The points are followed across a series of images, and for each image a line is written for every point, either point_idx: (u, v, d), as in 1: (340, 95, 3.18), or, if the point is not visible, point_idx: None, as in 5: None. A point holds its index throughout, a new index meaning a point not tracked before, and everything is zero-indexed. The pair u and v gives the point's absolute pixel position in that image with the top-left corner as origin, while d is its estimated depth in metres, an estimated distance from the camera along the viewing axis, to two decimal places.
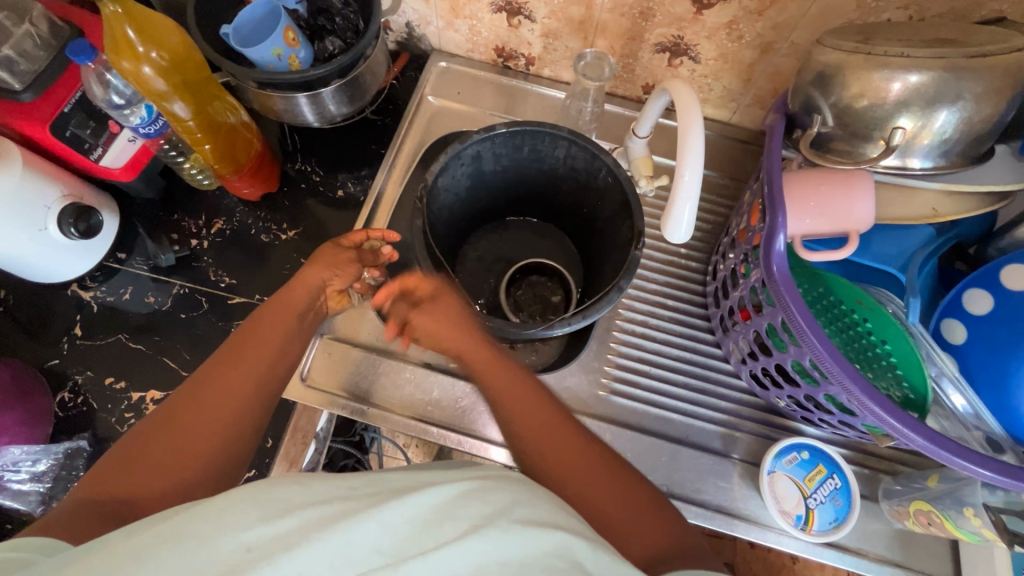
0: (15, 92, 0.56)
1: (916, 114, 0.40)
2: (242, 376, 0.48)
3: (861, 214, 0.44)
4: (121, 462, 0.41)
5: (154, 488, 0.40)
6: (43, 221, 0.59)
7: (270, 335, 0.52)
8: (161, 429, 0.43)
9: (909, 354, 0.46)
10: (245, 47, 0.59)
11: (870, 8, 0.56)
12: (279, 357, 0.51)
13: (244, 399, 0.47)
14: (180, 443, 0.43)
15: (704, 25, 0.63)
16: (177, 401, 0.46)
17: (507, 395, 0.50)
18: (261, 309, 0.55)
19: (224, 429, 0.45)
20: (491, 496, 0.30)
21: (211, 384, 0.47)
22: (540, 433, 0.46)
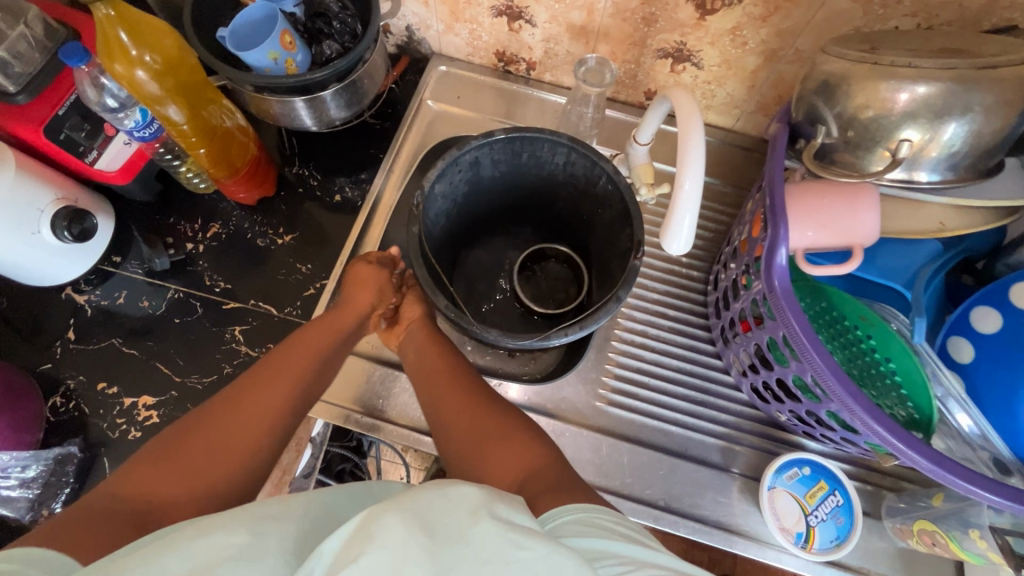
0: (9, 94, 0.56)
1: (924, 126, 0.39)
2: (279, 390, 0.49)
3: (865, 228, 0.43)
4: (151, 463, 0.42)
5: (169, 493, 0.40)
6: (36, 225, 0.59)
7: (310, 350, 0.54)
8: (197, 432, 0.45)
9: (917, 380, 0.45)
10: (242, 51, 0.58)
11: (877, 15, 0.55)
12: (314, 376, 0.53)
13: (277, 414, 0.48)
14: (212, 449, 0.44)
15: (707, 31, 0.62)
16: (216, 407, 0.47)
17: (434, 380, 0.55)
18: (306, 328, 0.56)
19: (250, 441, 0.45)
20: (447, 501, 0.31)
21: (252, 393, 0.48)
22: (459, 415, 0.51)
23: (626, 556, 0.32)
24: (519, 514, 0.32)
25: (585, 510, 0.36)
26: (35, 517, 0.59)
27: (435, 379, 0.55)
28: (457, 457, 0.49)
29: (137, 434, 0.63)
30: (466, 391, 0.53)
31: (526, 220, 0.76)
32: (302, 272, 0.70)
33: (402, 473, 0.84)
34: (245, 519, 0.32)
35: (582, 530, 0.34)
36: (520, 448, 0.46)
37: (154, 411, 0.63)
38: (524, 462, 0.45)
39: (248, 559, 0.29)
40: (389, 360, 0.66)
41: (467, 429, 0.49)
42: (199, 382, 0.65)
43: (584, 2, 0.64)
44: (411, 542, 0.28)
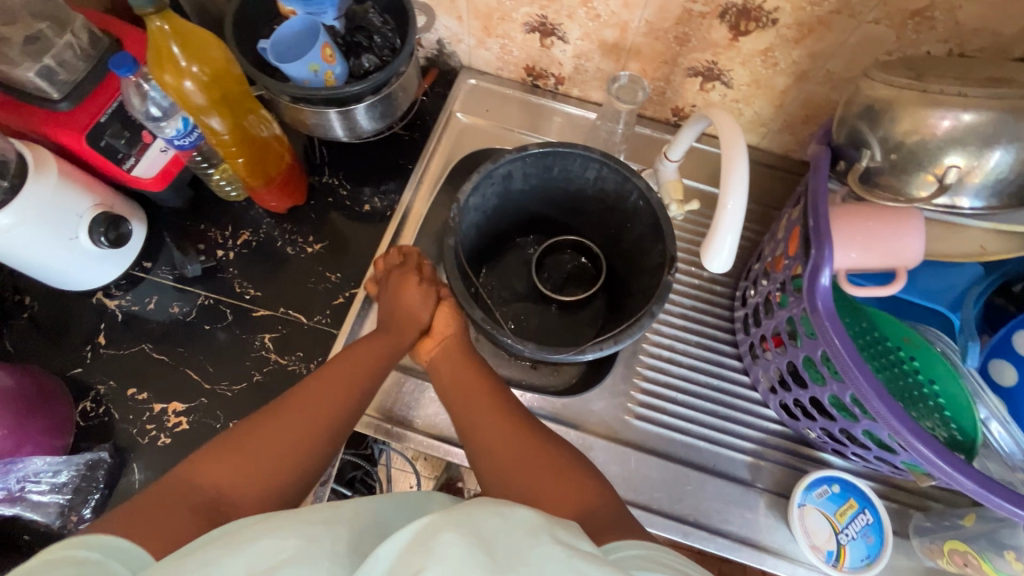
0: (53, 101, 0.57)
1: (969, 154, 0.39)
2: (338, 392, 0.51)
3: (910, 251, 0.44)
4: (216, 455, 0.43)
5: (228, 480, 0.42)
6: (74, 230, 0.59)
7: (368, 358, 0.55)
8: (261, 426, 0.46)
9: (960, 399, 0.46)
10: (284, 63, 0.59)
11: (909, 40, 0.56)
12: (371, 380, 0.54)
13: (332, 415, 0.49)
14: (272, 439, 0.45)
15: (739, 52, 0.63)
16: (278, 406, 0.48)
17: (468, 391, 0.54)
18: (365, 340, 0.57)
19: (308, 439, 0.46)
20: (505, 517, 0.31)
21: (313, 393, 0.50)
22: (492, 432, 0.50)
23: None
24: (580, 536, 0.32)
25: (641, 546, 0.37)
26: (64, 523, 0.59)
27: (468, 390, 0.55)
28: (489, 470, 0.48)
29: (167, 440, 0.63)
30: (501, 409, 0.53)
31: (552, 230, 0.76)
32: (331, 281, 0.71)
33: (412, 480, 0.84)
34: (299, 523, 0.32)
35: (641, 564, 0.35)
36: (555, 474, 0.46)
37: (184, 417, 0.64)
38: (569, 487, 0.45)
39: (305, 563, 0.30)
40: (419, 371, 0.67)
41: (500, 446, 0.49)
42: (228, 389, 0.65)
43: (618, 21, 0.65)
44: (470, 556, 0.28)
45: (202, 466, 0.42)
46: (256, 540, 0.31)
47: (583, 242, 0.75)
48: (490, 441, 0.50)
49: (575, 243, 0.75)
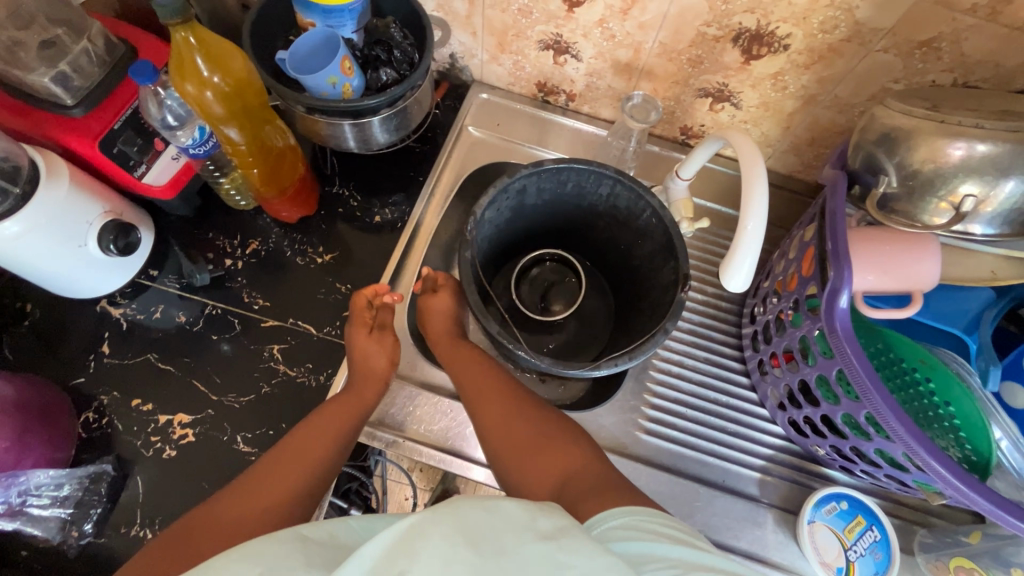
0: (67, 107, 0.56)
1: (984, 182, 0.41)
2: (302, 458, 0.51)
3: (926, 276, 0.46)
4: (185, 529, 0.43)
5: (240, 503, 0.45)
6: (84, 237, 0.58)
7: (334, 423, 0.55)
8: (226, 500, 0.46)
9: (975, 420, 0.47)
10: (303, 74, 0.59)
11: (916, 69, 0.58)
12: (340, 440, 0.54)
13: (298, 482, 0.49)
14: (238, 508, 0.45)
15: (750, 75, 0.65)
16: (244, 480, 0.48)
17: (485, 409, 0.54)
18: (326, 406, 0.57)
19: (274, 505, 0.46)
20: (488, 513, 0.31)
21: (277, 465, 0.50)
22: (508, 440, 0.52)
23: (679, 559, 0.33)
24: (570, 519, 0.32)
25: (627, 514, 0.37)
26: (65, 537, 0.58)
27: (481, 406, 0.55)
28: (514, 477, 0.49)
29: (172, 453, 0.62)
30: (510, 414, 0.53)
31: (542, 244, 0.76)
32: (341, 292, 0.70)
33: (408, 492, 0.82)
34: (272, 544, 0.32)
35: (624, 533, 0.35)
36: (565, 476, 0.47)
37: (190, 429, 0.62)
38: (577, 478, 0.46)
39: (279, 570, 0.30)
40: (429, 384, 0.67)
41: (517, 449, 0.51)
42: (236, 401, 0.64)
43: (632, 41, 0.66)
44: (452, 556, 0.28)
45: (170, 541, 0.42)
46: (237, 557, 0.31)
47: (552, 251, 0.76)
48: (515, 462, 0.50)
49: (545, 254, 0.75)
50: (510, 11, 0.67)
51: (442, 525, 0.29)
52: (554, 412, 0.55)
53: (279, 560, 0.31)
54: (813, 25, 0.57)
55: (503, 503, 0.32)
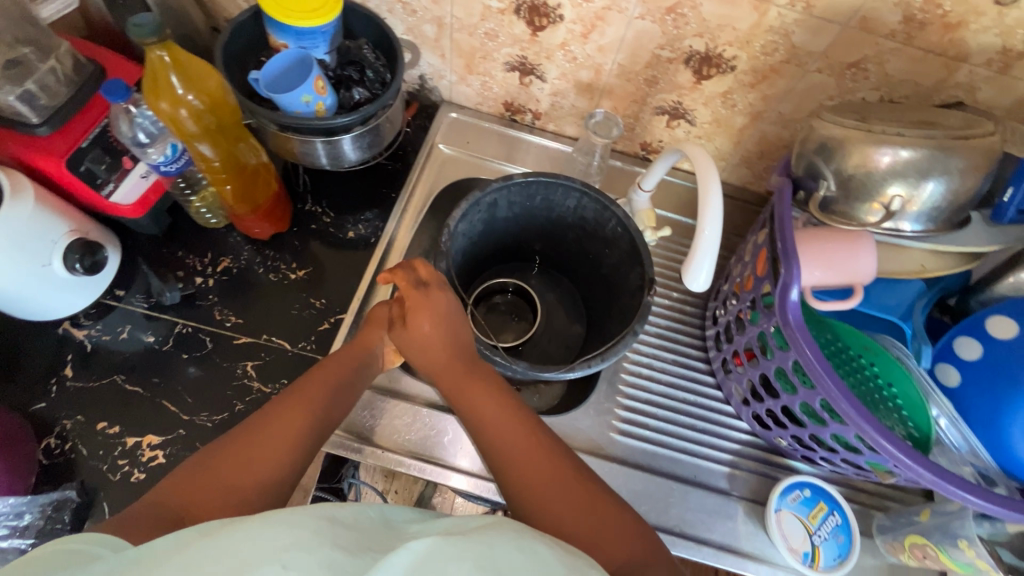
0: (31, 125, 0.56)
1: (908, 184, 0.46)
2: (298, 417, 0.48)
3: (864, 269, 0.50)
4: (186, 480, 0.42)
5: (208, 485, 0.41)
6: (48, 257, 0.57)
7: (329, 387, 0.52)
8: (225, 453, 0.44)
9: (916, 400, 0.52)
10: (276, 92, 0.60)
11: (848, 87, 0.64)
12: (338, 400, 0.52)
13: (302, 434, 0.47)
14: (239, 470, 0.43)
15: (702, 93, 0.70)
16: (245, 429, 0.46)
17: (481, 412, 0.51)
18: (311, 374, 0.53)
19: (276, 464, 0.44)
20: (517, 545, 0.33)
21: (279, 416, 0.47)
22: (499, 436, 0.48)
23: None
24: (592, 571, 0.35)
25: None
26: None
27: (487, 420, 0.50)
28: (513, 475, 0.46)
29: (141, 476, 0.60)
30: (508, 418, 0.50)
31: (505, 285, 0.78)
32: (315, 307, 0.70)
33: None
34: (300, 516, 0.32)
35: None
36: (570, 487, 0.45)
37: (160, 451, 0.61)
38: (560, 505, 0.44)
39: (305, 549, 0.30)
40: (405, 395, 0.67)
41: (517, 455, 0.47)
42: (208, 420, 0.63)
43: (593, 63, 0.70)
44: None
45: (170, 491, 0.41)
46: (267, 526, 0.31)
47: (505, 275, 0.80)
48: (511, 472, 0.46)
49: (500, 285, 0.78)
50: (477, 34, 0.71)
51: (476, 556, 0.32)
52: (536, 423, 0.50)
53: (304, 535, 0.31)
54: (755, 48, 0.62)
55: (529, 538, 0.35)
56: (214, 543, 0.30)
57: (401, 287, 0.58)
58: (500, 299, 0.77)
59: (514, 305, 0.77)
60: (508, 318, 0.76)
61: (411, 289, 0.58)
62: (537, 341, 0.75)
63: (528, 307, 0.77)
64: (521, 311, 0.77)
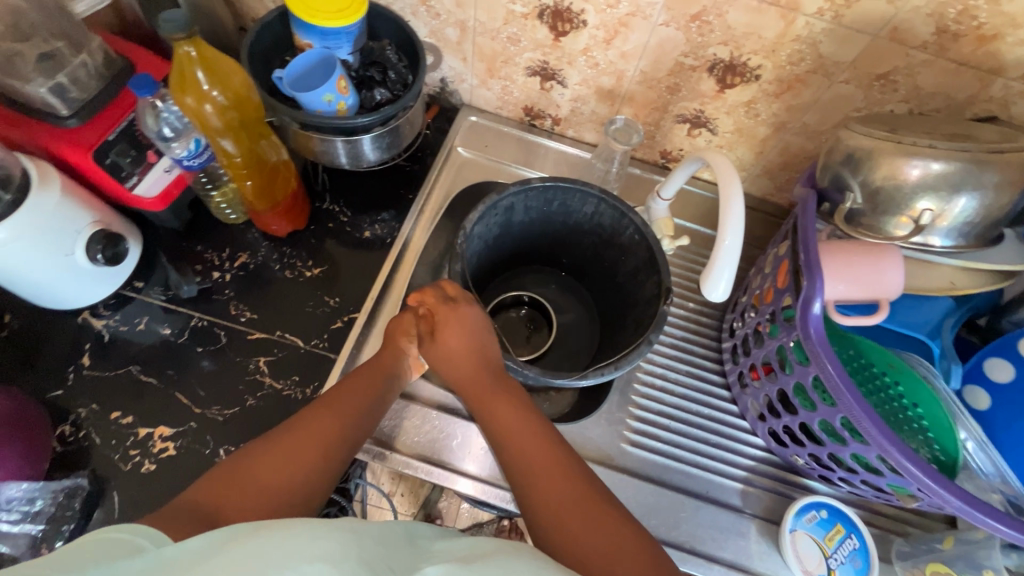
0: (61, 117, 0.58)
1: (938, 198, 0.45)
2: (332, 426, 0.48)
3: (890, 283, 0.48)
4: (220, 480, 0.41)
5: (243, 481, 0.41)
6: (71, 246, 0.58)
7: (359, 400, 0.53)
8: (261, 456, 0.44)
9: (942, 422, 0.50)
10: (299, 91, 0.61)
11: (876, 99, 0.63)
12: (368, 417, 0.52)
13: (333, 443, 0.47)
14: (270, 471, 0.43)
15: (724, 102, 0.69)
16: (277, 435, 0.46)
17: (502, 423, 0.52)
18: (344, 386, 0.54)
19: (307, 476, 0.44)
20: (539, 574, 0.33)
21: (311, 423, 0.48)
22: (518, 441, 0.50)
23: None
24: None
25: None
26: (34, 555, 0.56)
27: (509, 429, 0.51)
28: (523, 481, 0.47)
29: (151, 467, 0.60)
30: (530, 425, 0.52)
31: (518, 298, 0.77)
32: (329, 305, 0.71)
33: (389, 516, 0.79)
34: (326, 526, 0.32)
35: None
36: (579, 500, 0.45)
37: (171, 442, 0.61)
38: (574, 511, 0.44)
39: (331, 560, 0.30)
40: (415, 396, 0.67)
41: (535, 464, 0.48)
42: (220, 414, 0.63)
43: (615, 69, 0.70)
44: None
45: (213, 481, 0.41)
46: (294, 533, 0.31)
47: (518, 286, 0.79)
48: (520, 478, 0.48)
49: (512, 298, 0.76)
50: (500, 38, 0.71)
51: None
52: (557, 435, 0.51)
53: (331, 545, 0.31)
54: (781, 57, 0.62)
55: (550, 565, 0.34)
56: (242, 549, 0.30)
57: (431, 303, 0.60)
58: (517, 313, 0.76)
59: (525, 315, 0.76)
60: (522, 331, 0.75)
61: (440, 305, 0.60)
62: (551, 353, 0.74)
63: (541, 319, 0.76)
64: (535, 324, 0.76)
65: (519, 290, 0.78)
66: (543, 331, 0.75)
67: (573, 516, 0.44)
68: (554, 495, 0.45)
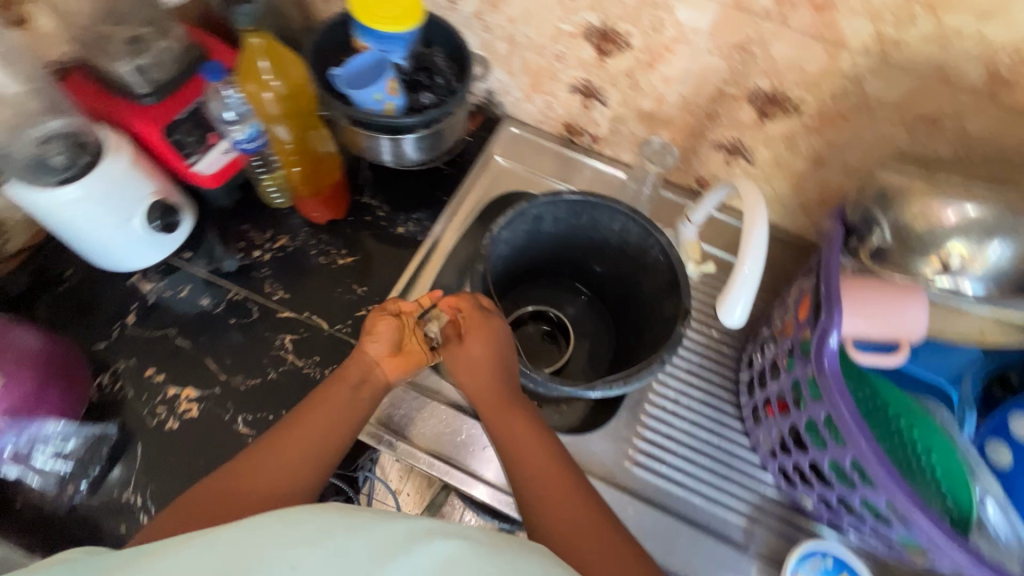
0: (141, 94, 0.64)
1: (970, 242, 0.44)
2: (312, 435, 0.52)
3: (912, 325, 0.48)
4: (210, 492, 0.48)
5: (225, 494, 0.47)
6: (132, 212, 0.64)
7: (342, 405, 0.55)
8: (234, 478, 0.49)
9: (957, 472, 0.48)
10: (351, 88, 0.65)
11: (921, 142, 0.61)
12: (350, 422, 0.55)
13: (312, 451, 0.51)
14: (250, 482, 0.48)
15: (763, 133, 0.69)
16: (257, 450, 0.51)
17: (503, 423, 0.56)
18: (330, 387, 0.57)
19: (285, 485, 0.49)
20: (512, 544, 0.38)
21: (292, 433, 0.52)
22: (518, 442, 0.55)
23: None
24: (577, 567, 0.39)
25: None
26: (62, 491, 0.60)
27: (506, 431, 0.56)
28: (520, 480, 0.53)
29: (174, 425, 0.64)
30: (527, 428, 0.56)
31: (538, 313, 0.78)
32: (356, 293, 0.74)
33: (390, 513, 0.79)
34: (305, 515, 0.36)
35: None
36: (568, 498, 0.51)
37: (195, 404, 0.65)
38: (565, 510, 0.51)
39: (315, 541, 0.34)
40: (426, 390, 0.68)
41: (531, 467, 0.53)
42: (242, 383, 0.67)
43: (655, 92, 0.71)
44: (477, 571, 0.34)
45: (193, 504, 0.47)
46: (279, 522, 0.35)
47: (540, 299, 0.80)
48: (518, 475, 0.53)
49: (533, 311, 0.78)
50: (546, 54, 0.73)
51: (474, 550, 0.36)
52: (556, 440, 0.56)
53: (313, 527, 0.35)
54: (824, 92, 0.61)
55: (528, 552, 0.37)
56: (233, 538, 0.34)
57: (464, 311, 0.60)
58: (536, 329, 0.77)
59: (543, 331, 0.77)
60: (539, 346, 0.76)
61: (472, 313, 0.60)
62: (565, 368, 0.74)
63: (559, 335, 0.77)
64: (553, 339, 0.77)
65: (540, 305, 0.79)
66: (558, 348, 0.76)
67: (562, 515, 0.50)
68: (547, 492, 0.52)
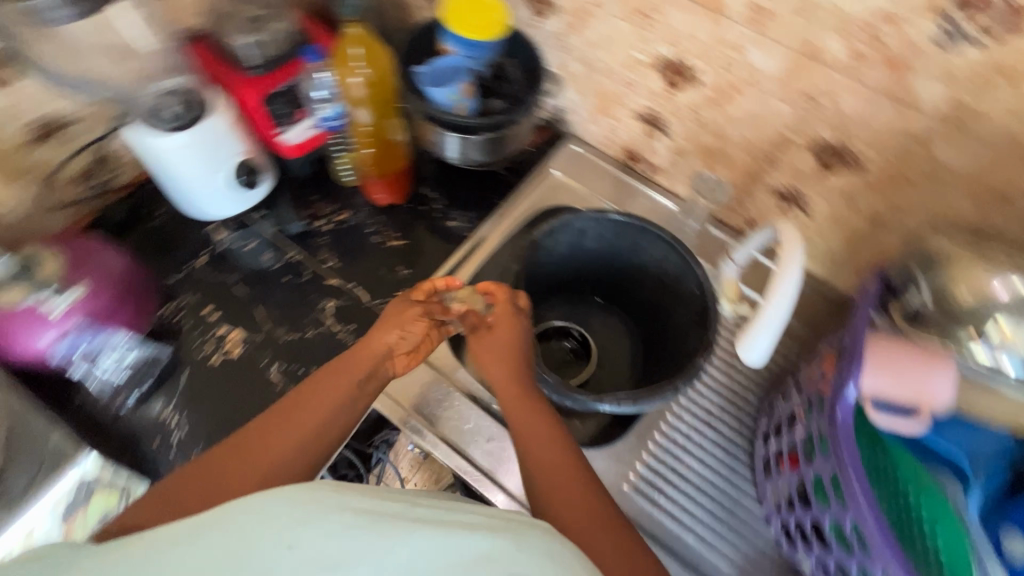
0: (255, 64, 0.70)
1: (1011, 317, 0.47)
2: (310, 418, 0.52)
3: (936, 392, 0.46)
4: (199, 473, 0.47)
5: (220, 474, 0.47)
6: (222, 166, 0.72)
7: (343, 390, 0.56)
8: (217, 467, 0.48)
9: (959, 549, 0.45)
10: (432, 88, 0.72)
11: (989, 218, 0.59)
12: (352, 405, 0.55)
13: (310, 432, 0.52)
14: (247, 462, 0.48)
15: (822, 184, 0.68)
16: (260, 426, 0.51)
17: (515, 409, 0.57)
18: (333, 371, 0.58)
19: (284, 463, 0.49)
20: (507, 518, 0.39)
21: (292, 413, 0.53)
22: (527, 428, 0.55)
23: None
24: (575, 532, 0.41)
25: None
26: (113, 398, 0.68)
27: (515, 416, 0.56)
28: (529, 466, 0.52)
29: (217, 360, 0.71)
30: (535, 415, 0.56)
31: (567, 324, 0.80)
32: (400, 274, 0.78)
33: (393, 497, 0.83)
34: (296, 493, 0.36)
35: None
36: (572, 483, 0.50)
37: (238, 345, 0.72)
38: (571, 496, 0.49)
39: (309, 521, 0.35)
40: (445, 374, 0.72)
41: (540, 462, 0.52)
42: (282, 336, 0.73)
43: (718, 130, 0.72)
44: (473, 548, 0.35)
45: (185, 485, 0.46)
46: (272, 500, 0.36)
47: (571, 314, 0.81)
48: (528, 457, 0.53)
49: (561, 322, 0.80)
50: (617, 80, 0.76)
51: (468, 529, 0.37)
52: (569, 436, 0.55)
53: (307, 506, 0.35)
54: (890, 151, 0.60)
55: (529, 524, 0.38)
56: (228, 525, 0.34)
57: (501, 304, 0.64)
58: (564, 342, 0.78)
59: (568, 342, 0.79)
60: (562, 359, 0.77)
61: (506, 309, 0.63)
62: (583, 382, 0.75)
63: (582, 349, 0.78)
64: (576, 354, 0.78)
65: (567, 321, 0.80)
66: (580, 362, 0.77)
67: (571, 505, 0.49)
68: (552, 480, 0.51)
